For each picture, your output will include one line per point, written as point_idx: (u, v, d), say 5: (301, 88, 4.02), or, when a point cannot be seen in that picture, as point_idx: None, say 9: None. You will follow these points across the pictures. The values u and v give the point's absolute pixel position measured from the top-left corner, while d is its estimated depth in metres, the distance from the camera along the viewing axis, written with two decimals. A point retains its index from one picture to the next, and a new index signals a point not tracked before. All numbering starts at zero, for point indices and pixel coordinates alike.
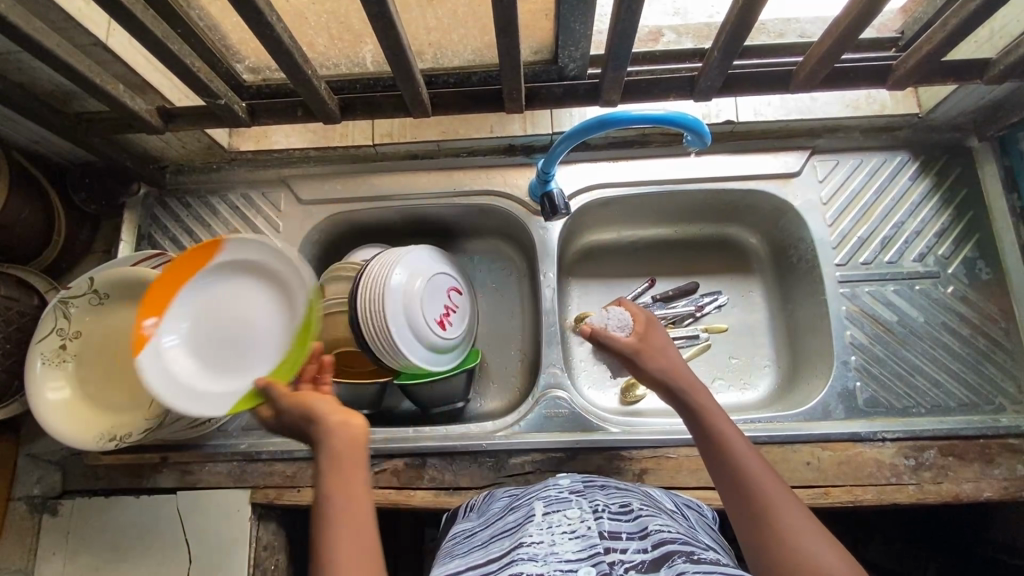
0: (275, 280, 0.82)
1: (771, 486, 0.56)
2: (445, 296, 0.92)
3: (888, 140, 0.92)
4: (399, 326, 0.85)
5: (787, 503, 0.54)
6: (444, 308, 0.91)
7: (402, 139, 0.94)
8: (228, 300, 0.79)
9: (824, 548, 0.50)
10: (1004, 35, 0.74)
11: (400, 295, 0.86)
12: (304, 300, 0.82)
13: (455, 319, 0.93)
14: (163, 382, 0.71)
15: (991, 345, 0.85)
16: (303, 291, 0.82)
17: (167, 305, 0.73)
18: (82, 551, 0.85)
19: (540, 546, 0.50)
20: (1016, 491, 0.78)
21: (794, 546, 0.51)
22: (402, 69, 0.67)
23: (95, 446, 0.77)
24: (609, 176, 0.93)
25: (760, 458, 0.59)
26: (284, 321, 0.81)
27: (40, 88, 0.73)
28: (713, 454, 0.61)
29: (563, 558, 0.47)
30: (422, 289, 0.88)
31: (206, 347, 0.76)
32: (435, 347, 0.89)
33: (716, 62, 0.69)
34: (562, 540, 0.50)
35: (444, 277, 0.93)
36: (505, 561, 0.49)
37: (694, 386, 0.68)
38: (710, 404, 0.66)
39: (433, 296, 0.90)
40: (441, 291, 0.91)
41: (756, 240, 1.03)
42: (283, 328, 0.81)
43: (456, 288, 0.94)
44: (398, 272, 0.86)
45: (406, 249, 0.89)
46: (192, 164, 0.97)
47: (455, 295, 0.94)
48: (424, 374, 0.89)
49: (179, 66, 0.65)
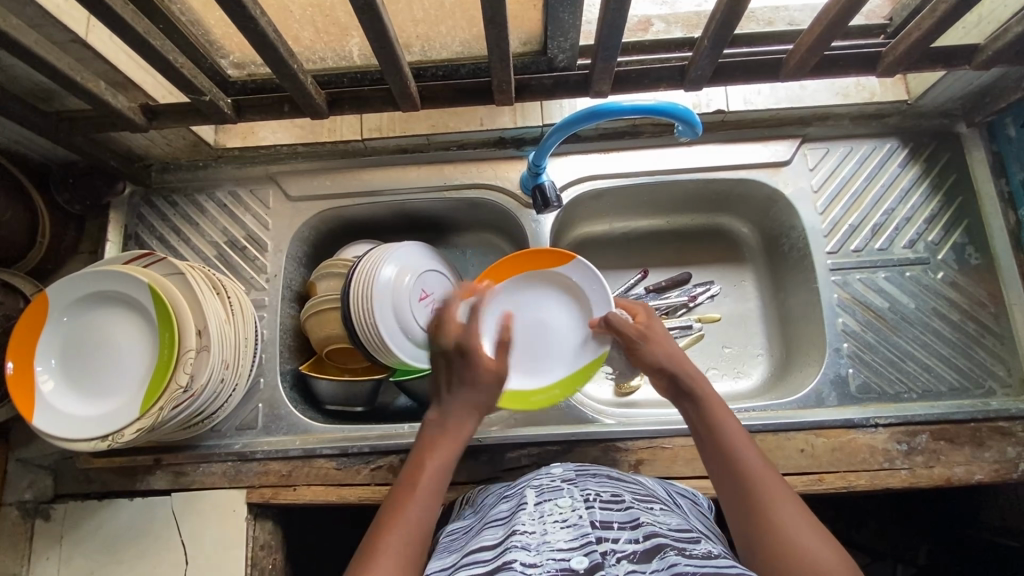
0: (118, 294, 0.76)
1: (774, 485, 0.55)
2: (541, 291, 0.88)
3: (878, 126, 0.92)
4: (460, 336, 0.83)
5: (789, 501, 0.54)
6: (531, 298, 0.88)
7: (392, 133, 0.93)
8: (97, 327, 0.77)
9: (826, 547, 0.50)
10: (993, 20, 0.74)
11: (564, 351, 0.87)
12: (150, 296, 0.74)
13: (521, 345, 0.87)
14: (58, 420, 0.72)
15: (981, 329, 0.86)
16: (146, 291, 0.74)
17: (33, 356, 0.74)
18: (76, 555, 0.84)
19: (532, 535, 0.50)
20: (1006, 473, 0.79)
21: (789, 537, 0.51)
22: (389, 60, 0.66)
23: (89, 448, 0.71)
24: (601, 166, 0.92)
25: (764, 457, 0.59)
26: (150, 326, 0.76)
27: (19, 87, 0.71)
28: (715, 448, 0.61)
29: (556, 546, 0.47)
30: (563, 320, 0.88)
31: (82, 380, 0.75)
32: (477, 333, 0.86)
33: (706, 51, 0.68)
34: (553, 529, 0.50)
35: (570, 273, 0.86)
36: (498, 549, 0.49)
37: (691, 374, 0.68)
38: (714, 393, 0.66)
39: (548, 310, 0.88)
40: (555, 294, 0.88)
41: (747, 230, 1.03)
42: (153, 332, 0.76)
43: (559, 254, 0.85)
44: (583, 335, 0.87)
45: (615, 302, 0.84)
46: (178, 162, 0.96)
47: (544, 272, 0.88)
48: (515, 402, 0.85)
49: (162, 62, 0.64)
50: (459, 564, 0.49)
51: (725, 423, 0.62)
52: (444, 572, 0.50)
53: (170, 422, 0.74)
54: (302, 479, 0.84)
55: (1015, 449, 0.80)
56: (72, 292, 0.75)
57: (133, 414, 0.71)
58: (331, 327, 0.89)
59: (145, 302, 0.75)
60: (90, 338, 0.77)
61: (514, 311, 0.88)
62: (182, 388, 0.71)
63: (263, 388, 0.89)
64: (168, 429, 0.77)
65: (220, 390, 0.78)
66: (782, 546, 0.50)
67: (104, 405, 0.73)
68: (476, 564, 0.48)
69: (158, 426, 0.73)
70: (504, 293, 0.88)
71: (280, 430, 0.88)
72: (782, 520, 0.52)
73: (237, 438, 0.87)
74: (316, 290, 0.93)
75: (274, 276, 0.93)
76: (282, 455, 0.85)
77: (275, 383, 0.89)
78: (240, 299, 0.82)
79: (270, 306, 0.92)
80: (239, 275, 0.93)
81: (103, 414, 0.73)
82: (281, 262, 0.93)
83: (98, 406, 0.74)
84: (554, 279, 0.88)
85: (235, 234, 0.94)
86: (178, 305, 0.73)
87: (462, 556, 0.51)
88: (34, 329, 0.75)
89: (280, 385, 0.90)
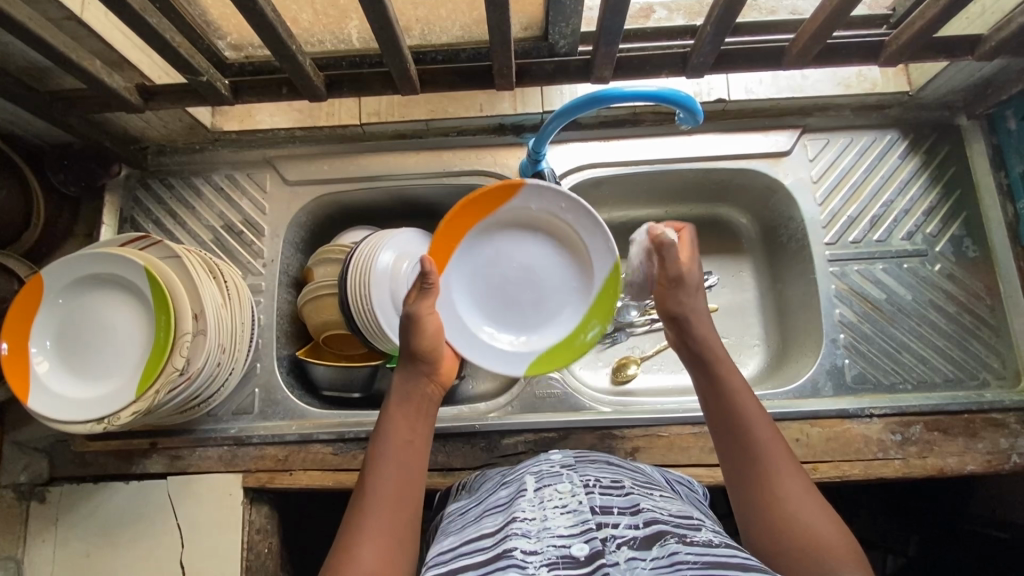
0: (115, 277, 0.75)
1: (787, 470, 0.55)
2: (486, 242, 0.82)
3: (879, 118, 0.92)
4: (461, 340, 0.79)
5: (801, 491, 0.53)
6: (485, 256, 0.83)
7: (391, 117, 0.92)
8: (91, 309, 0.76)
9: (832, 535, 0.50)
10: (995, 11, 0.73)
11: (563, 287, 0.84)
12: (144, 279, 0.73)
13: (515, 295, 0.83)
14: (52, 402, 0.72)
15: (977, 321, 0.87)
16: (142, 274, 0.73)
17: (28, 337, 0.74)
18: (72, 537, 0.84)
19: (532, 522, 0.50)
20: (999, 464, 0.80)
21: (796, 526, 0.51)
22: (389, 42, 0.65)
23: (84, 430, 0.71)
24: (601, 154, 0.92)
25: (772, 425, 0.58)
26: (144, 309, 0.76)
27: (13, 65, 0.70)
28: (722, 412, 0.60)
29: (557, 533, 0.48)
30: (537, 254, 0.83)
31: (77, 362, 0.75)
32: (476, 320, 0.82)
33: (709, 37, 0.67)
34: (554, 514, 0.51)
35: (522, 199, 0.80)
36: (499, 536, 0.49)
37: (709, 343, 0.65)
38: (724, 355, 0.64)
39: (509, 252, 0.83)
40: (521, 232, 0.83)
41: (746, 221, 1.03)
42: (148, 316, 0.76)
43: (502, 186, 0.77)
44: (568, 261, 0.83)
45: (587, 212, 0.79)
46: (174, 145, 0.95)
47: (488, 221, 0.81)
48: (566, 356, 0.83)
49: (158, 41, 0.63)
50: (460, 549, 0.50)
51: (737, 395, 0.60)
52: (442, 558, 0.50)
53: (166, 406, 0.74)
54: (298, 464, 0.84)
55: (1007, 441, 0.80)
56: (66, 274, 0.75)
57: (129, 397, 0.71)
58: (329, 313, 0.89)
59: (140, 285, 0.74)
60: (85, 319, 0.76)
61: (481, 277, 0.83)
62: (178, 371, 0.71)
63: (259, 372, 0.89)
64: (163, 413, 0.77)
65: (217, 374, 0.77)
66: (786, 527, 0.51)
67: (100, 388, 0.73)
68: (476, 551, 0.48)
69: (154, 409, 0.72)
70: (456, 272, 0.82)
71: (277, 415, 0.88)
72: (791, 508, 0.52)
73: (233, 423, 0.87)
74: (314, 275, 0.93)
75: (271, 261, 0.92)
76: (279, 439, 0.85)
77: (272, 368, 0.89)
78: (236, 283, 0.82)
79: (266, 291, 0.91)
80: (236, 260, 0.92)
81: (98, 397, 0.72)
82: (278, 247, 0.93)
83: (94, 389, 0.73)
84: (494, 224, 0.82)
85: (232, 218, 0.93)
86: (172, 284, 0.72)
87: (462, 541, 0.51)
88: (29, 311, 0.74)
89: (277, 370, 0.89)
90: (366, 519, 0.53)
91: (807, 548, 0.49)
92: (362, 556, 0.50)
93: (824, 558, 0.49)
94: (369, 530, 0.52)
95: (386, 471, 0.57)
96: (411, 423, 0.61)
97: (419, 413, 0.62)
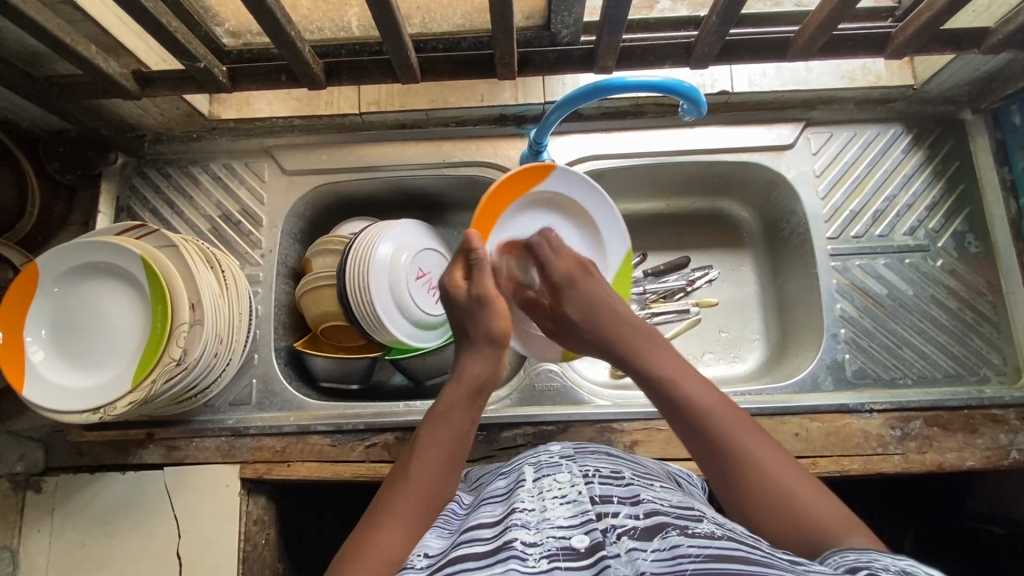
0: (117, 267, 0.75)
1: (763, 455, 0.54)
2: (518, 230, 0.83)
3: (882, 112, 0.91)
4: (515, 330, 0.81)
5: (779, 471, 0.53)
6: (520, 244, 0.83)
7: (392, 107, 0.91)
8: (90, 297, 0.76)
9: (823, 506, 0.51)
10: (1003, 4, 0.73)
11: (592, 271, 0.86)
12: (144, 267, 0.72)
13: None
14: (48, 392, 0.71)
15: (978, 317, 0.87)
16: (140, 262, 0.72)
17: (22, 326, 0.73)
18: (67, 527, 0.84)
19: (532, 513, 0.50)
20: (997, 460, 0.80)
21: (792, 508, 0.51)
22: (390, 30, 0.64)
23: (80, 420, 0.70)
24: (603, 146, 0.91)
25: (728, 412, 0.58)
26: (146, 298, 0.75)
27: (6, 49, 0.69)
28: (684, 419, 0.58)
29: (556, 524, 0.48)
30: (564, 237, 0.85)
31: (74, 351, 0.74)
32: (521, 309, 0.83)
33: (714, 27, 0.67)
34: (553, 505, 0.51)
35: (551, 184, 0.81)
36: (499, 528, 0.48)
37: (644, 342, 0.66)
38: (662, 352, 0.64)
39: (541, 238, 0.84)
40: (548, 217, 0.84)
41: (747, 214, 1.02)
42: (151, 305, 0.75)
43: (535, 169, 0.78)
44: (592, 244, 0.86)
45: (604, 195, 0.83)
46: (171, 133, 0.94)
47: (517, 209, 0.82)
48: None
49: (156, 27, 0.62)
50: (459, 541, 0.49)
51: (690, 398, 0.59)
52: (443, 551, 0.49)
53: (163, 395, 0.73)
54: (296, 455, 0.84)
55: (1007, 437, 0.80)
56: (63, 262, 0.74)
57: (126, 386, 0.70)
58: (325, 305, 0.88)
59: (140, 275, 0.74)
60: (84, 307, 0.75)
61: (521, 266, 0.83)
62: (175, 361, 0.70)
63: (257, 363, 0.88)
64: (160, 403, 0.76)
65: (214, 364, 0.77)
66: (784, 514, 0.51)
67: (97, 377, 0.72)
68: (476, 542, 0.47)
69: (151, 399, 0.72)
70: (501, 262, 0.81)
71: (274, 407, 0.87)
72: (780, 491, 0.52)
73: (231, 413, 0.86)
74: (311, 266, 0.92)
75: (269, 252, 0.92)
76: (277, 430, 0.85)
77: (270, 359, 0.88)
78: (233, 272, 0.81)
79: (264, 282, 0.91)
80: (233, 250, 0.91)
81: (95, 385, 0.72)
82: (276, 238, 0.92)
83: (91, 378, 0.73)
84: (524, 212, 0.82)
85: (229, 208, 0.93)
86: (168, 274, 0.71)
87: (463, 532, 0.51)
88: (25, 300, 0.73)
89: (275, 361, 0.89)
90: (399, 497, 0.55)
91: (809, 530, 0.49)
92: (386, 532, 0.52)
93: (814, 528, 0.49)
94: (400, 508, 0.54)
95: (429, 453, 0.59)
96: (466, 412, 0.63)
97: (473, 402, 0.64)
